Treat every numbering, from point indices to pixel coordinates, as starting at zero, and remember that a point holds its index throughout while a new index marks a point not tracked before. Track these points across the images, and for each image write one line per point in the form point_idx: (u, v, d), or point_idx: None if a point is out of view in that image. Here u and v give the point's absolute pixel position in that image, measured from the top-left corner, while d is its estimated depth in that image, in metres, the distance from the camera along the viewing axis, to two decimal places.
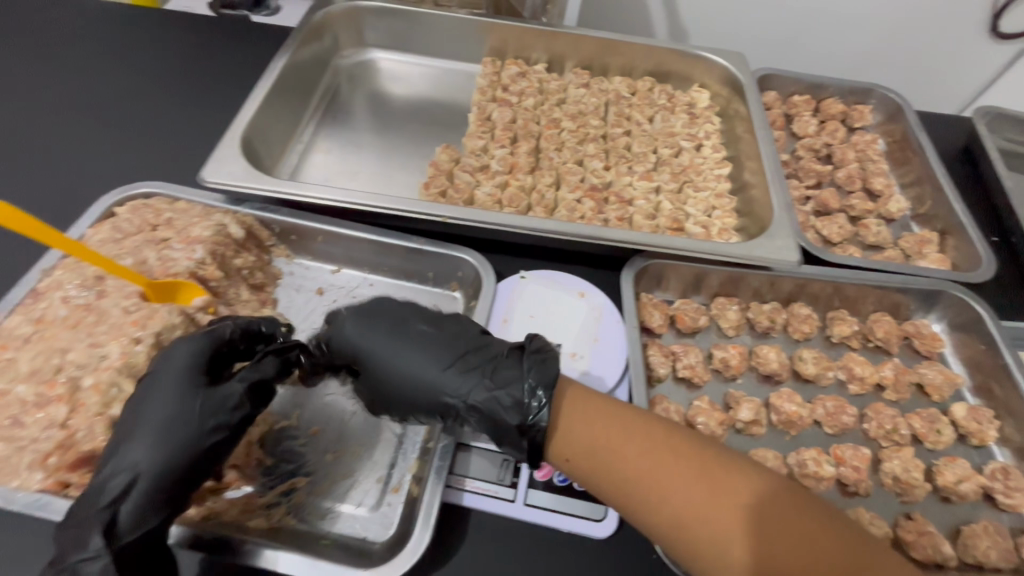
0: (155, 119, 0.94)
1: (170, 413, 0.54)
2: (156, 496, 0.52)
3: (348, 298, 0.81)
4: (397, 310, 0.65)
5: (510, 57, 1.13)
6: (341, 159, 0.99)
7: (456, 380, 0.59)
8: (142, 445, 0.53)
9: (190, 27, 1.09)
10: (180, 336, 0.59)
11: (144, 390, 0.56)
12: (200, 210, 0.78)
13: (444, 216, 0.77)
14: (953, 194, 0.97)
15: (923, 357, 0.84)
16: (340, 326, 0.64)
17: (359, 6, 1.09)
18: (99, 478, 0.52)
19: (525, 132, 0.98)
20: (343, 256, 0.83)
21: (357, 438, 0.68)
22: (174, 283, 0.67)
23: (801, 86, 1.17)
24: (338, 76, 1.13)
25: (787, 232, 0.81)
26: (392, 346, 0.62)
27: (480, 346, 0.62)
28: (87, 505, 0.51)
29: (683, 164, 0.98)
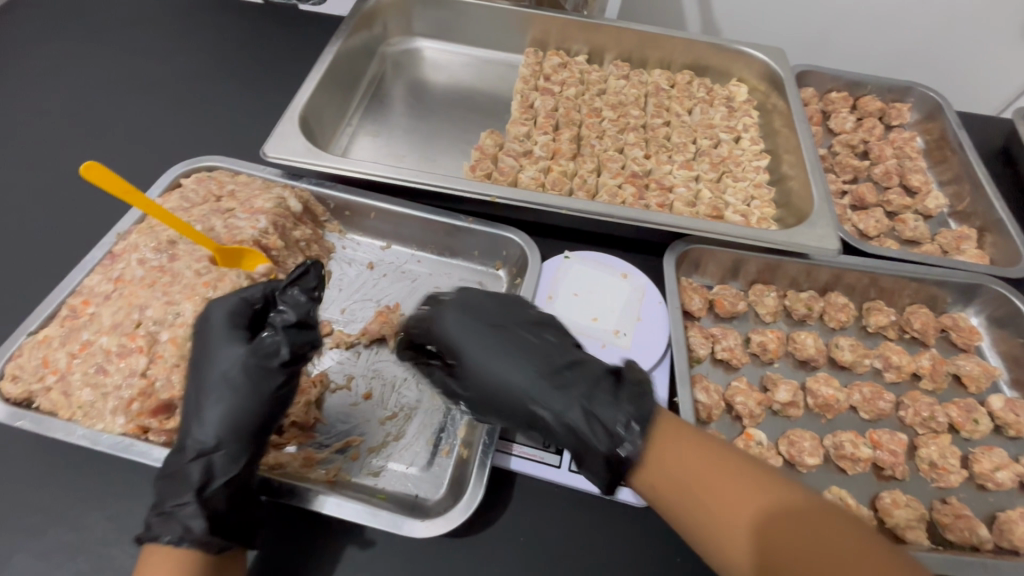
0: (215, 99, 0.98)
1: (223, 371, 0.58)
2: (234, 446, 0.56)
3: (397, 274, 0.85)
4: (497, 311, 0.65)
5: (551, 48, 1.16)
6: (388, 142, 1.03)
7: (549, 396, 0.58)
8: (208, 402, 0.57)
9: (246, 14, 1.14)
10: (215, 297, 0.62)
11: (196, 352, 0.60)
12: (261, 183, 0.81)
13: (493, 195, 0.80)
14: (992, 191, 0.97)
15: (960, 350, 0.85)
16: (445, 319, 0.64)
17: None
18: (180, 435, 0.57)
19: (567, 120, 1.01)
20: (393, 233, 0.86)
21: (407, 403, 0.71)
22: (240, 250, 0.71)
23: (839, 83, 1.17)
24: (384, 64, 1.17)
25: (828, 221, 0.82)
26: (487, 348, 0.62)
27: (577, 360, 0.61)
28: (175, 460, 0.56)
29: (722, 155, 0.99)
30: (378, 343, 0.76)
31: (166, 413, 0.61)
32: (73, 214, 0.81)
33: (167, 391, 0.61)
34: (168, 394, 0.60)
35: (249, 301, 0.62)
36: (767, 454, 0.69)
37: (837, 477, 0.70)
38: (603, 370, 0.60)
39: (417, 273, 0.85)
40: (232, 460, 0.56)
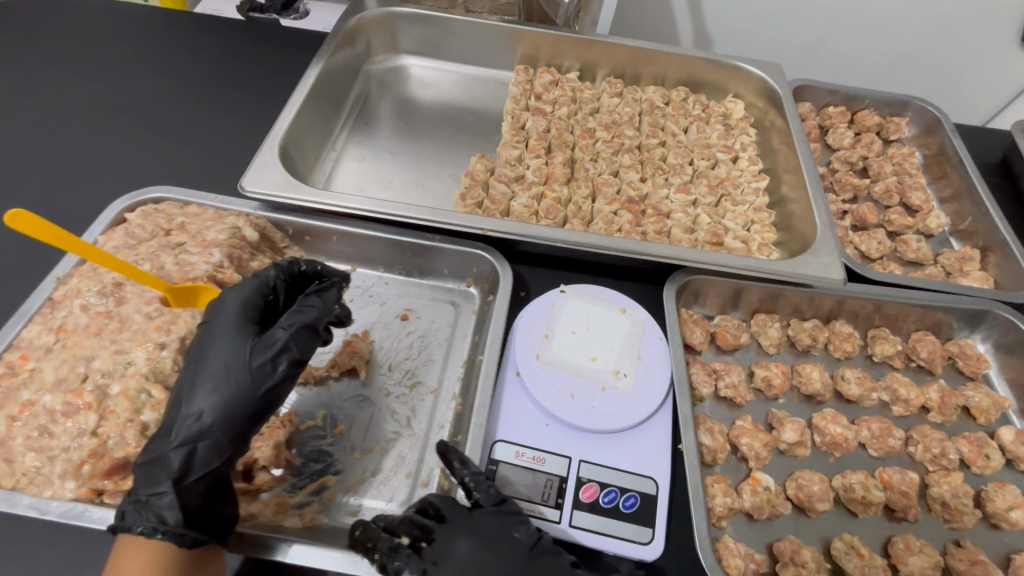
0: (185, 125, 0.94)
1: (224, 357, 0.59)
2: (220, 437, 0.57)
3: (366, 297, 0.81)
4: (484, 559, 0.55)
5: (542, 65, 1.13)
6: (374, 166, 0.98)
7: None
8: (203, 388, 0.58)
9: (225, 32, 1.09)
10: (232, 285, 0.65)
11: (199, 336, 0.62)
12: (214, 214, 0.76)
13: (484, 228, 0.76)
14: (995, 209, 0.95)
15: (967, 378, 0.82)
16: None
17: (392, 12, 1.08)
18: (166, 419, 0.57)
19: (560, 142, 0.97)
20: (357, 255, 0.82)
21: (383, 436, 0.68)
22: (194, 287, 0.66)
23: (836, 97, 1.15)
24: (370, 83, 1.13)
25: (832, 249, 0.79)
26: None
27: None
28: (159, 445, 0.56)
29: (721, 177, 0.96)
30: (349, 374, 0.73)
31: (122, 473, 0.57)
32: (23, 252, 0.76)
33: (121, 449, 0.57)
34: (122, 453, 0.57)
35: (266, 290, 0.66)
36: (776, 500, 0.66)
37: (848, 521, 0.67)
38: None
39: (386, 296, 0.81)
40: (215, 452, 0.57)
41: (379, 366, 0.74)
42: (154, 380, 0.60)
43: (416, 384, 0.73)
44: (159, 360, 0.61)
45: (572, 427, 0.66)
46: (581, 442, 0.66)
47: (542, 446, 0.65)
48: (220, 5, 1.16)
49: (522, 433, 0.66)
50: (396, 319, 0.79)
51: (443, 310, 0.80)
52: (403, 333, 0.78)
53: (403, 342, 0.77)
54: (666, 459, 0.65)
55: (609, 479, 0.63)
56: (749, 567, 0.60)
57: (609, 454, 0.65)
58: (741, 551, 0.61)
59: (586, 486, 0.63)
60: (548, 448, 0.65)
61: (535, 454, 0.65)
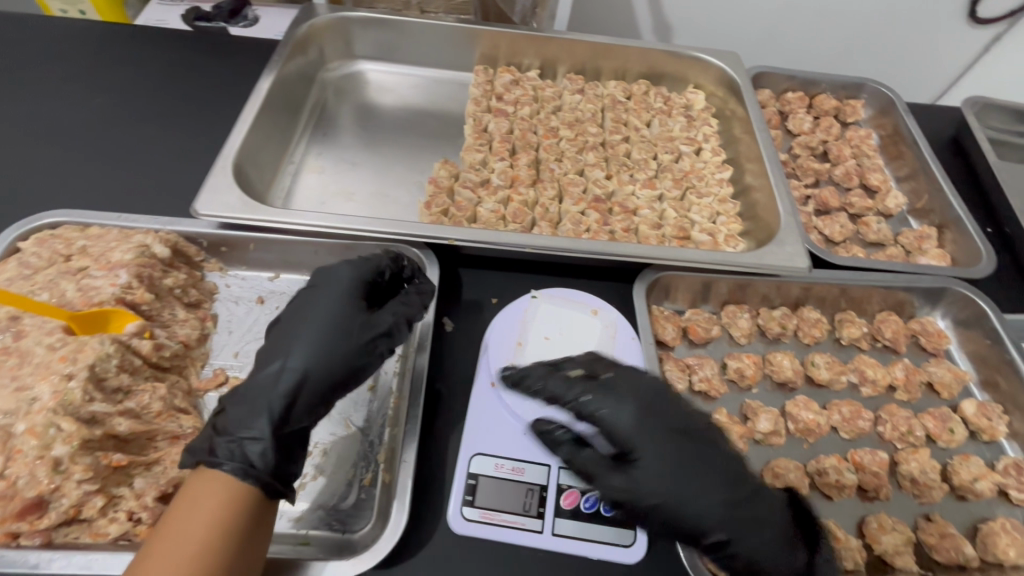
0: (119, 145, 0.89)
1: (336, 324, 0.65)
2: (316, 398, 0.61)
3: None
4: (673, 412, 0.59)
5: (502, 64, 1.12)
6: (336, 177, 0.95)
7: (723, 522, 0.55)
8: (312, 349, 0.62)
9: (177, 41, 1.05)
10: (347, 261, 0.71)
11: (311, 299, 0.68)
12: (117, 233, 0.73)
13: (451, 238, 0.76)
14: (948, 188, 0.97)
15: (930, 354, 0.85)
16: (620, 413, 0.58)
17: (344, 17, 1.04)
18: (269, 368, 0.61)
19: (524, 143, 0.96)
20: (281, 261, 0.80)
21: (319, 438, 0.67)
22: (101, 313, 0.64)
23: (794, 83, 1.17)
24: (325, 91, 1.08)
25: (796, 236, 0.80)
26: (667, 456, 0.56)
27: (745, 479, 0.57)
28: (261, 391, 0.59)
29: (684, 169, 0.96)
30: None
31: (37, 512, 0.53)
32: None
33: (33, 488, 0.53)
34: (34, 492, 0.52)
35: (379, 270, 0.71)
36: None
37: (824, 505, 0.68)
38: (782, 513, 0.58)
39: None
40: (307, 412, 0.61)
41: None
42: (64, 413, 0.56)
43: None
44: (67, 392, 0.56)
45: None
46: None
47: (523, 456, 0.65)
48: (163, 14, 1.12)
49: (502, 444, 0.65)
50: None
51: None
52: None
53: None
54: None
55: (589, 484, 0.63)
56: None
57: None
58: None
59: (567, 493, 0.63)
60: (528, 457, 0.65)
61: (515, 465, 0.64)
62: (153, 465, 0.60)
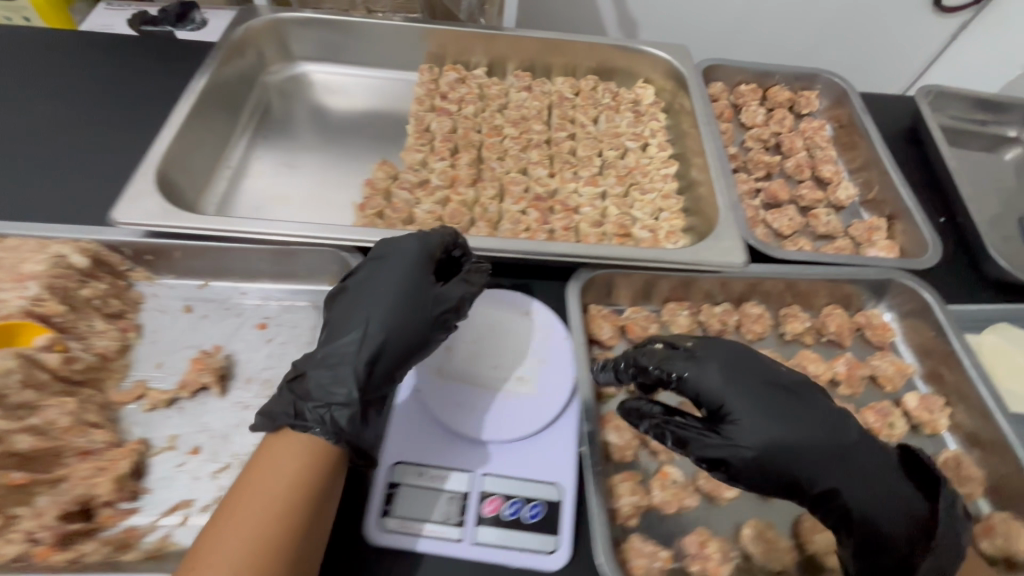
0: (48, 153, 0.87)
1: (409, 297, 0.66)
2: (391, 369, 0.63)
3: (221, 311, 0.77)
4: (761, 370, 0.60)
5: (449, 63, 1.10)
6: (276, 181, 0.94)
7: (823, 471, 0.56)
8: (386, 320, 0.64)
9: (118, 47, 1.04)
10: (414, 234, 0.71)
11: (381, 271, 0.68)
12: (34, 245, 0.71)
13: (375, 240, 0.75)
14: (898, 178, 0.96)
15: (875, 347, 0.84)
16: (707, 373, 0.59)
17: (279, 18, 1.01)
18: (346, 338, 0.63)
19: (466, 142, 0.95)
20: (209, 269, 0.78)
21: (240, 450, 0.66)
22: (8, 326, 0.65)
23: (747, 75, 1.15)
24: (267, 95, 1.06)
25: (733, 231, 0.79)
26: (763, 411, 0.57)
27: (840, 433, 0.57)
28: (341, 361, 0.61)
29: (629, 166, 0.95)
30: (203, 392, 0.69)
31: None
32: None
33: None
34: None
35: (444, 246, 0.72)
36: (684, 493, 0.65)
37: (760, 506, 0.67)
38: (889, 462, 0.58)
39: (242, 306, 0.78)
40: (385, 380, 0.62)
41: (236, 380, 0.71)
42: None
43: None
44: None
45: (473, 439, 0.64)
46: (486, 454, 0.64)
47: (444, 463, 0.63)
48: (109, 19, 1.12)
49: (423, 450, 0.64)
50: (253, 329, 0.76)
51: (305, 314, 0.78)
52: (261, 343, 0.75)
53: (261, 352, 0.74)
54: (572, 464, 0.64)
55: (512, 490, 0.62)
56: (654, 566, 0.59)
57: (509, 463, 0.64)
58: (647, 549, 0.60)
59: (488, 500, 0.61)
60: (449, 464, 0.63)
61: (435, 472, 0.63)
62: (59, 482, 0.59)
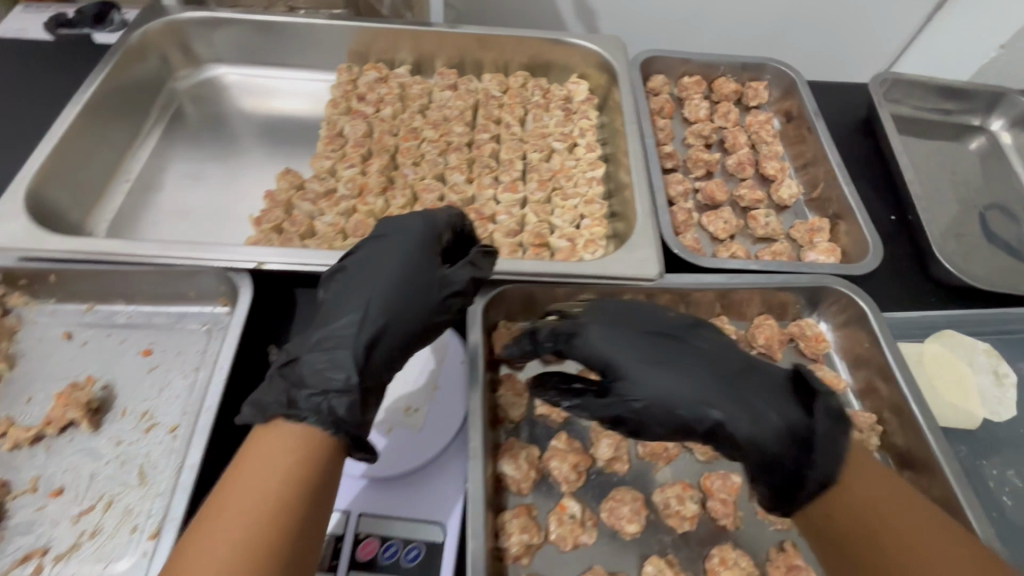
0: None
1: (413, 276, 0.62)
2: (392, 354, 0.59)
3: (102, 337, 0.73)
4: (646, 321, 0.60)
5: (372, 61, 1.03)
6: (177, 194, 0.89)
7: (715, 407, 0.53)
8: (388, 302, 0.60)
9: (29, 56, 1.01)
10: (420, 214, 0.67)
11: (382, 248, 0.64)
12: None
13: (258, 260, 0.69)
14: (843, 175, 0.90)
15: (810, 359, 0.79)
16: (590, 331, 0.59)
17: (177, 19, 0.95)
18: (343, 320, 0.58)
19: (379, 147, 0.89)
20: (89, 292, 0.73)
21: (105, 490, 0.61)
22: None
23: (691, 66, 1.09)
24: (175, 102, 1.00)
25: (649, 241, 0.74)
26: (648, 361, 0.56)
27: (727, 367, 0.56)
28: (339, 343, 0.56)
29: (553, 169, 0.89)
30: (72, 427, 0.65)
31: None
32: None
33: None
34: None
35: (451, 227, 0.68)
36: (582, 529, 0.60)
37: (667, 540, 0.62)
38: (780, 386, 0.55)
39: (125, 332, 0.73)
40: (384, 367, 0.58)
41: (111, 413, 0.67)
42: None
43: (152, 425, 0.66)
44: None
45: (352, 478, 0.60)
46: (365, 493, 0.59)
47: None
48: (25, 23, 1.04)
49: None
50: (135, 355, 0.71)
51: (192, 338, 0.73)
52: (142, 371, 0.70)
53: (141, 380, 0.69)
54: (457, 504, 0.60)
55: (389, 531, 0.57)
56: None
57: (389, 503, 0.59)
58: None
59: (364, 543, 0.56)
60: None
61: None
62: None
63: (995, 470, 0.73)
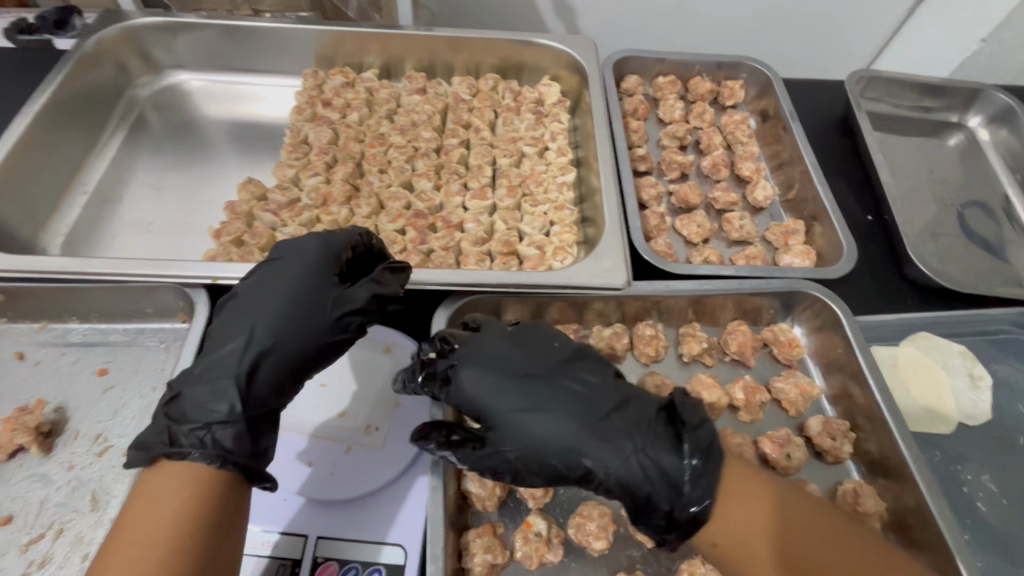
0: None
1: (303, 297, 0.60)
2: (282, 380, 0.57)
3: (55, 356, 0.70)
4: (523, 360, 0.57)
5: (339, 65, 1.01)
6: (137, 207, 0.86)
7: (581, 455, 0.52)
8: (275, 326, 0.58)
9: None
10: (316, 232, 0.64)
11: (272, 269, 0.61)
12: None
13: (212, 275, 0.66)
14: (817, 177, 0.89)
15: (783, 365, 0.78)
16: (465, 377, 0.56)
17: (133, 25, 0.91)
18: (226, 347, 0.56)
19: (345, 154, 0.87)
20: (39, 311, 0.70)
21: (55, 518, 0.59)
22: None
23: (665, 66, 1.07)
24: (136, 109, 0.97)
25: (616, 249, 0.73)
26: (518, 408, 0.53)
27: (598, 410, 0.53)
28: (221, 372, 0.54)
29: (523, 174, 0.88)
30: (22, 452, 0.63)
31: None
32: None
33: None
34: None
35: (351, 245, 0.66)
36: (547, 547, 0.59)
37: (636, 555, 0.61)
38: (654, 423, 0.53)
39: (79, 351, 0.71)
40: (273, 393, 0.56)
41: (63, 437, 0.65)
42: None
43: (107, 448, 0.64)
44: None
45: (311, 502, 0.59)
46: (325, 517, 0.58)
47: (281, 527, 0.57)
48: None
49: (254, 514, 0.58)
50: (89, 375, 0.69)
51: (149, 356, 0.71)
52: (97, 391, 0.68)
53: (95, 401, 0.67)
54: (420, 525, 0.58)
55: (349, 554, 0.56)
56: None
57: (349, 526, 0.58)
58: None
59: (323, 567, 0.56)
60: (285, 528, 0.57)
61: (267, 539, 0.57)
62: None
63: (970, 475, 0.72)
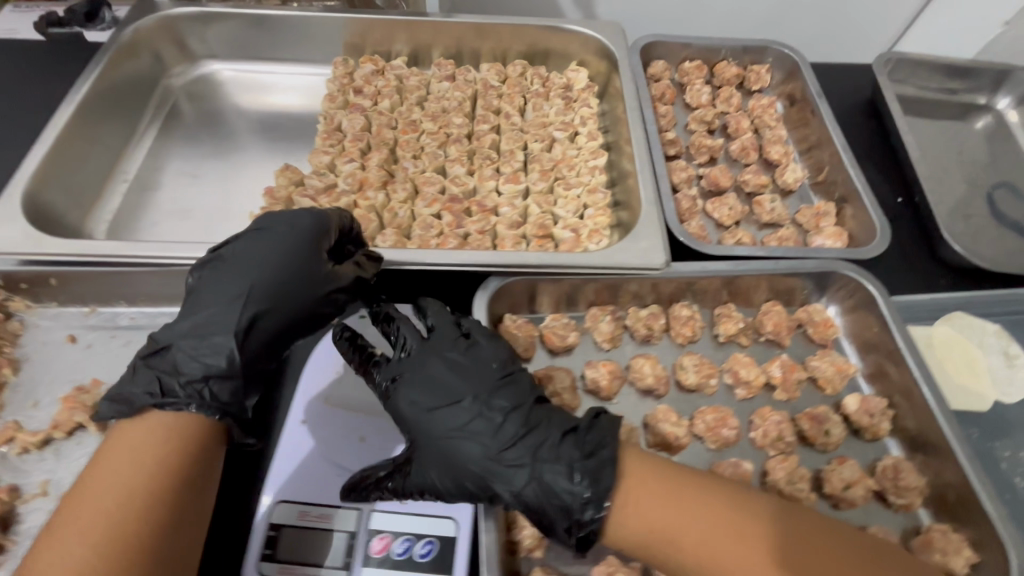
0: None
1: (293, 270, 0.61)
2: (269, 345, 0.61)
3: (107, 339, 0.72)
4: (455, 383, 0.56)
5: (368, 53, 1.01)
6: (176, 194, 0.87)
7: (492, 480, 0.53)
8: (265, 293, 0.60)
9: (21, 54, 0.99)
10: (309, 208, 0.65)
11: (262, 240, 0.62)
12: None
13: None
14: (848, 158, 0.89)
15: (818, 345, 0.79)
16: (400, 401, 0.56)
17: (170, 15, 0.93)
18: (217, 309, 0.58)
19: (379, 140, 0.88)
20: (89, 295, 0.72)
21: None
22: None
23: (692, 50, 1.07)
24: (170, 99, 0.99)
25: (653, 230, 0.74)
26: (442, 434, 0.54)
27: (516, 434, 0.53)
28: (213, 331, 0.57)
29: (555, 159, 0.89)
30: (81, 430, 0.65)
31: None
32: None
33: None
34: None
35: (340, 227, 0.67)
36: None
37: None
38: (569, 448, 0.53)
39: (130, 333, 0.73)
40: (260, 356, 0.60)
41: None
42: None
43: None
44: None
45: None
46: None
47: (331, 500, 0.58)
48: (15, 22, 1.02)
49: (309, 489, 0.59)
50: None
51: None
52: None
53: None
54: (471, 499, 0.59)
55: (403, 527, 0.57)
56: None
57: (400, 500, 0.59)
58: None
59: (376, 538, 0.57)
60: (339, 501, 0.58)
61: (322, 512, 0.58)
62: None
63: (1009, 452, 0.73)
